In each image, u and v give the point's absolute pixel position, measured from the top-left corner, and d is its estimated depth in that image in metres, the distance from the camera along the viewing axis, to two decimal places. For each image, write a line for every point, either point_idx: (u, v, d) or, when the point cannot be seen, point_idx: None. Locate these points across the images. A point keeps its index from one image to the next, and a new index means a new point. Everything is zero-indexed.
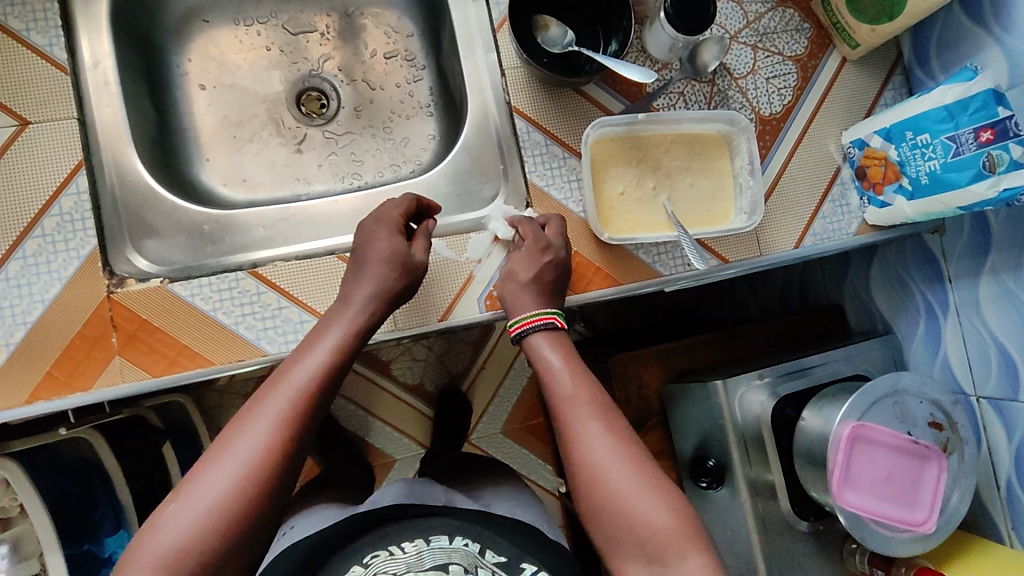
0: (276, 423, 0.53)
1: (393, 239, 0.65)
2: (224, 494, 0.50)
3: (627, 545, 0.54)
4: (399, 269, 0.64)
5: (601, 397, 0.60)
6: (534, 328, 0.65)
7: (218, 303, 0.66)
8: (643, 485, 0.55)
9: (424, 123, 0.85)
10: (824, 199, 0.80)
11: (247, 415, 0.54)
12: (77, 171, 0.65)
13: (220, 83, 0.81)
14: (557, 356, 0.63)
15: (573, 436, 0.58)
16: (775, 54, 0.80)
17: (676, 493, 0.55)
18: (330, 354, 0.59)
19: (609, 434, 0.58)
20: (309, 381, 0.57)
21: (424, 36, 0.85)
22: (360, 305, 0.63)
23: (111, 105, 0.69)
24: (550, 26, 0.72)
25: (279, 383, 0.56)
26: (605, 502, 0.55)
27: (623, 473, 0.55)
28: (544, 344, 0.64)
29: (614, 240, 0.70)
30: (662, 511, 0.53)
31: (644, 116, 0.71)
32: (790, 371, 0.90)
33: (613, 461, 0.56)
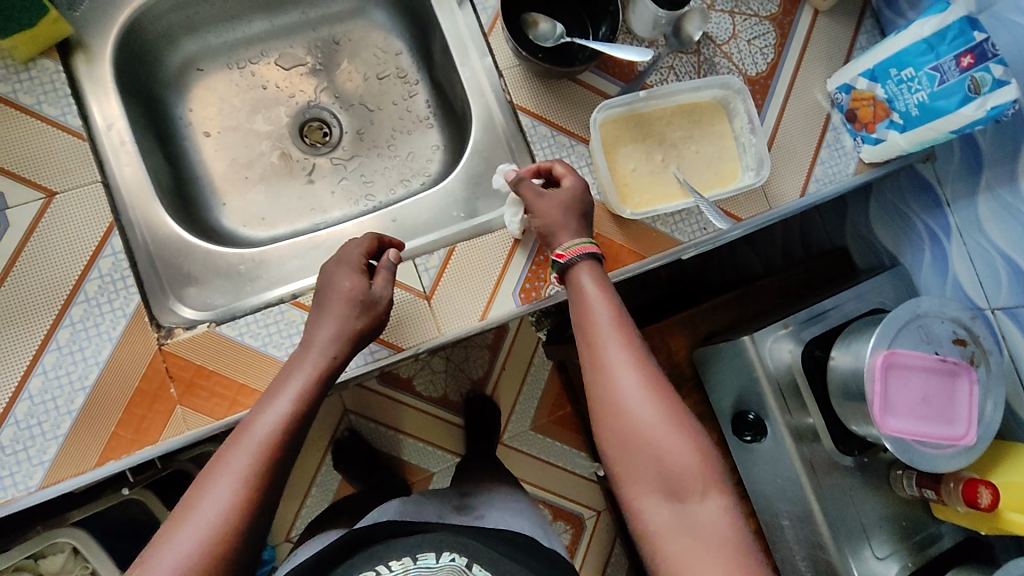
0: (241, 484, 0.52)
1: (354, 278, 0.65)
2: (188, 557, 0.49)
3: (646, 476, 0.57)
4: (361, 309, 0.64)
5: (631, 333, 0.61)
6: (585, 256, 0.64)
7: (267, 337, 0.68)
8: (676, 426, 0.57)
9: (426, 135, 0.87)
10: (820, 145, 0.83)
11: (211, 477, 0.53)
12: (111, 233, 0.66)
13: (223, 128, 0.83)
14: (597, 290, 0.63)
15: (602, 368, 0.59)
16: (752, 16, 0.84)
17: (700, 433, 0.58)
18: (300, 400, 0.58)
19: (639, 370, 0.59)
20: (274, 435, 0.55)
21: (413, 51, 0.87)
22: (322, 348, 0.62)
23: (130, 163, 0.71)
24: (539, 23, 0.76)
25: (243, 439, 0.55)
26: (634, 434, 0.57)
27: (647, 409, 0.57)
28: (585, 274, 0.63)
29: (636, 214, 0.72)
30: (690, 453, 0.57)
31: (645, 94, 0.74)
32: (811, 317, 0.92)
33: (643, 400, 0.58)
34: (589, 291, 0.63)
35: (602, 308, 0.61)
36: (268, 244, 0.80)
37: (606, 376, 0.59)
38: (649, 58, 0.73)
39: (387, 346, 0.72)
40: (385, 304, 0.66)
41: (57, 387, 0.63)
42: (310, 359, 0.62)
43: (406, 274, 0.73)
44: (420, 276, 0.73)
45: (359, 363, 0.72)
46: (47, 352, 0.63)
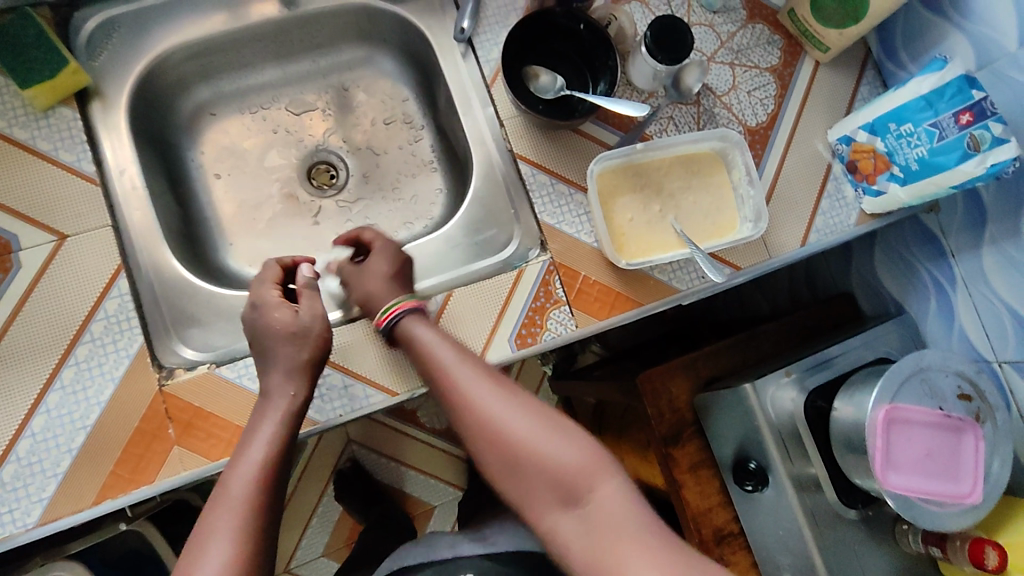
0: (240, 537, 0.52)
1: (279, 311, 0.65)
2: None
3: (538, 486, 0.57)
4: (296, 340, 0.64)
5: (477, 361, 0.64)
6: (402, 314, 0.67)
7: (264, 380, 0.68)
8: (550, 430, 0.59)
9: (430, 179, 0.89)
10: (821, 195, 0.84)
11: (200, 539, 0.52)
12: (118, 275, 0.68)
13: (234, 170, 0.86)
14: (427, 326, 0.66)
15: (460, 398, 0.61)
16: (752, 68, 0.85)
17: (580, 433, 0.59)
18: (275, 446, 0.59)
19: (496, 390, 0.61)
20: (257, 484, 0.55)
21: (419, 98, 0.90)
22: (281, 392, 0.62)
23: (140, 207, 0.73)
24: (540, 75, 0.77)
25: (223, 495, 0.54)
26: (511, 450, 0.58)
27: (520, 423, 0.59)
28: (413, 321, 0.66)
29: (632, 265, 0.73)
30: (577, 452, 0.58)
31: (643, 146, 0.75)
32: (815, 364, 0.91)
33: (510, 412, 0.59)
34: (420, 329, 0.66)
35: (435, 340, 0.64)
36: None
37: (461, 399, 0.61)
38: (645, 112, 0.74)
39: (383, 391, 0.71)
40: (319, 330, 0.65)
41: (58, 426, 0.64)
42: (273, 406, 0.62)
43: None
44: None
45: (352, 407, 0.71)
46: (51, 391, 0.65)
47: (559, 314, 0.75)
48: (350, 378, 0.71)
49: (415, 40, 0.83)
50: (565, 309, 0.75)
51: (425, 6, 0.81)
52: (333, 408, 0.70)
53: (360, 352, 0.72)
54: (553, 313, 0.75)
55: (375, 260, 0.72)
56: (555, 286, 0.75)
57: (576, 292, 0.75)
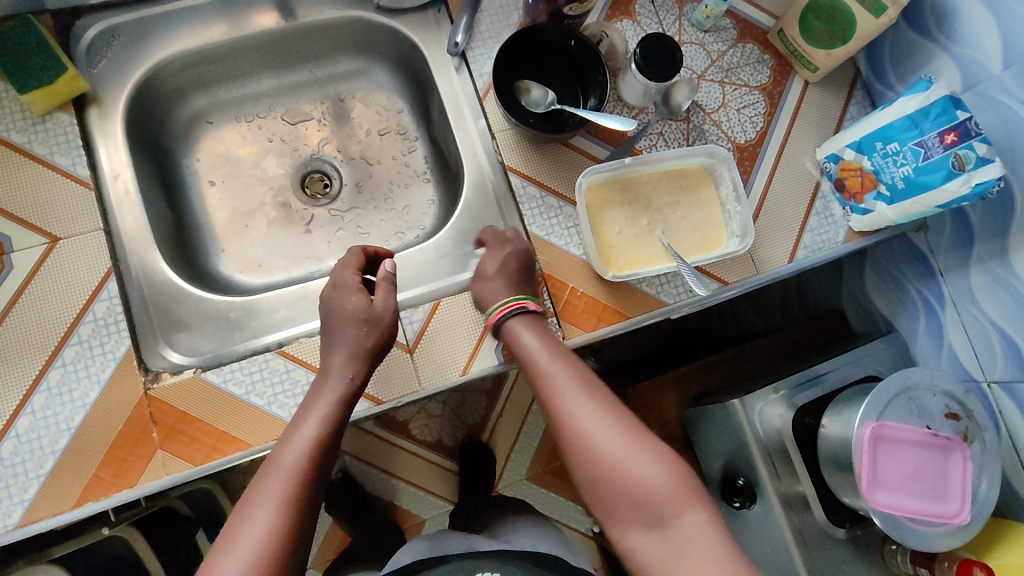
0: (281, 505, 0.54)
1: (357, 297, 0.68)
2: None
3: (625, 506, 0.57)
4: (366, 325, 0.67)
5: (578, 368, 0.64)
6: (508, 314, 0.68)
7: (250, 386, 0.69)
8: (640, 445, 0.58)
9: (422, 190, 0.90)
10: (809, 212, 0.84)
11: (250, 503, 0.54)
12: (108, 278, 0.69)
13: (228, 177, 0.87)
14: (534, 336, 0.67)
15: (562, 410, 0.61)
16: (742, 86, 0.86)
17: (666, 450, 0.59)
18: (327, 423, 0.61)
19: (591, 400, 0.61)
20: (305, 458, 0.58)
21: (413, 110, 0.91)
22: (339, 372, 0.65)
23: (132, 212, 0.73)
24: (531, 89, 0.78)
25: (275, 465, 0.57)
26: (602, 464, 0.58)
27: (614, 438, 0.59)
28: (522, 324, 0.68)
29: (618, 277, 0.74)
30: (656, 467, 0.57)
31: (630, 160, 0.76)
32: (804, 381, 0.91)
33: (612, 428, 0.59)
34: (526, 339, 0.66)
35: (542, 354, 0.65)
36: (262, 291, 0.83)
37: (563, 417, 0.61)
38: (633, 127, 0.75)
39: (369, 400, 0.72)
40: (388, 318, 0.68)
41: (43, 427, 0.65)
42: (329, 385, 0.65)
43: None
44: (404, 329, 0.73)
45: None
46: (37, 392, 0.65)
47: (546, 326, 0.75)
48: None
49: (410, 53, 0.85)
50: (553, 320, 0.75)
51: (420, 20, 0.83)
52: None
53: None
54: None
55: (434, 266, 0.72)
56: (543, 297, 0.75)
57: (564, 304, 0.76)
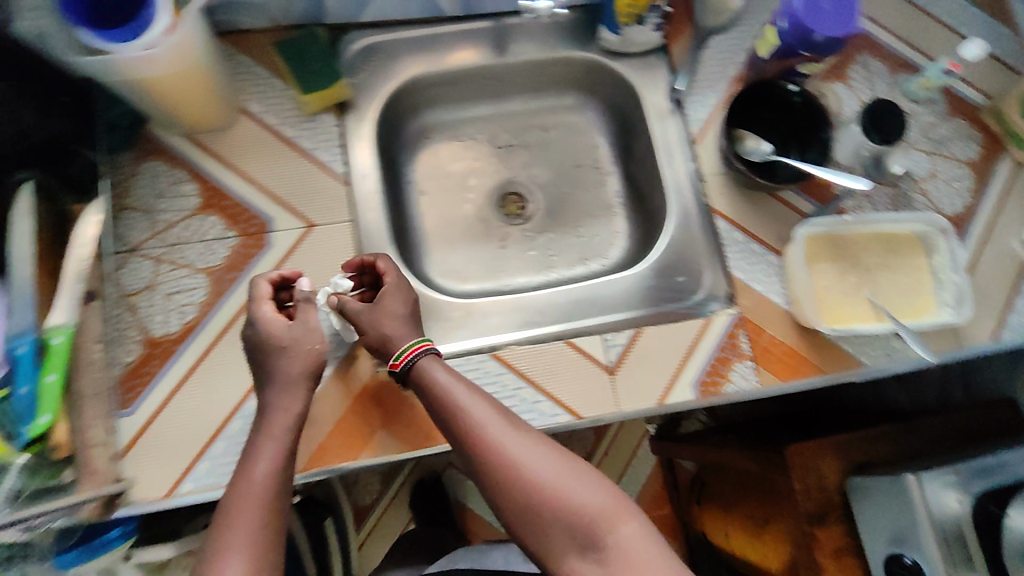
0: (252, 552, 0.53)
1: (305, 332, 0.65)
2: None
3: (558, 530, 0.54)
4: (289, 352, 0.64)
5: (497, 403, 0.61)
6: (422, 354, 0.64)
7: (466, 382, 0.73)
8: (573, 472, 0.56)
9: (613, 222, 0.94)
10: (1015, 292, 0.83)
11: (214, 553, 0.52)
12: None
13: (437, 188, 0.93)
14: (443, 372, 0.63)
15: (484, 442, 0.57)
16: (951, 160, 0.87)
17: (599, 474, 0.57)
18: (279, 458, 0.59)
19: (520, 433, 0.58)
20: (271, 493, 0.56)
21: (612, 146, 0.96)
22: (294, 401, 0.63)
23: (373, 209, 0.80)
24: (745, 139, 0.80)
25: (246, 491, 0.56)
26: (530, 498, 0.55)
27: (544, 465, 0.56)
28: (431, 365, 0.64)
29: (835, 330, 0.74)
30: (596, 491, 0.55)
31: (852, 217, 0.78)
32: (983, 467, 0.85)
33: (547, 458, 0.56)
34: (438, 374, 0.62)
35: (450, 384, 0.61)
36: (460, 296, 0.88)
37: (487, 448, 0.57)
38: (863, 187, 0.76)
39: (568, 412, 0.73)
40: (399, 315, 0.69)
41: None
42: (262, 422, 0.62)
43: (594, 346, 0.75)
44: (607, 350, 0.75)
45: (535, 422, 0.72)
46: None
47: (742, 368, 0.75)
48: (540, 396, 0.73)
49: (624, 93, 0.90)
50: (749, 364, 0.75)
51: (642, 63, 0.89)
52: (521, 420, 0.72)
53: (550, 371, 0.74)
54: (737, 367, 0.75)
55: (389, 302, 0.69)
56: (742, 339, 0.76)
57: (761, 348, 0.76)
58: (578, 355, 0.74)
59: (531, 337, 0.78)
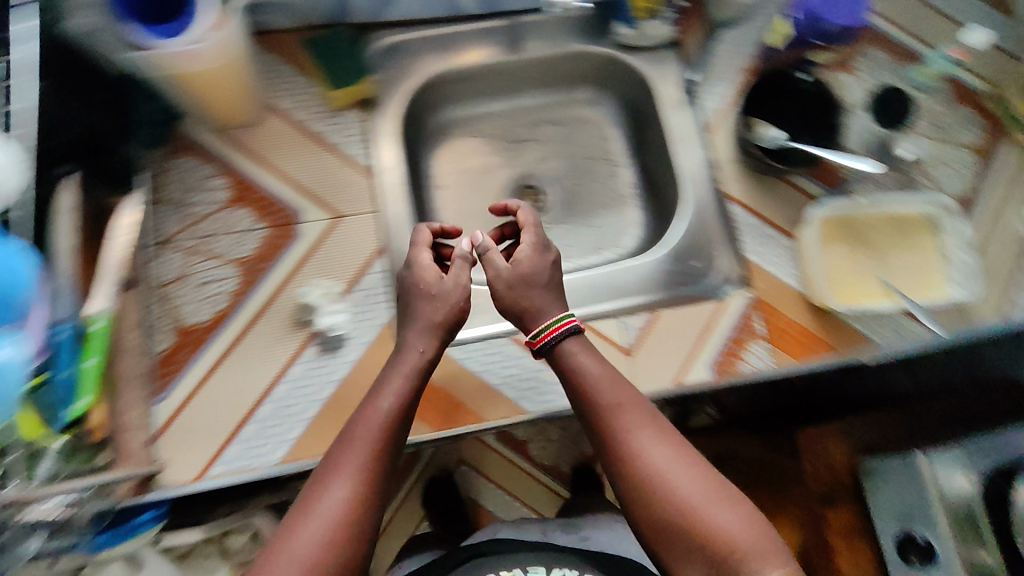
0: (357, 478, 0.55)
1: (451, 290, 0.67)
2: (314, 556, 0.51)
3: (661, 517, 0.56)
4: (435, 301, 0.66)
5: (640, 400, 0.62)
6: (563, 334, 0.66)
7: (488, 365, 0.74)
8: (683, 460, 0.58)
9: (629, 213, 0.96)
10: None
11: (323, 477, 0.55)
12: (377, 254, 0.77)
13: (455, 182, 0.96)
14: (591, 358, 0.65)
15: (625, 444, 0.59)
16: (956, 144, 0.88)
17: (702, 460, 0.59)
18: (406, 398, 0.60)
19: (648, 428, 0.60)
20: (363, 486, 0.54)
21: (625, 139, 0.98)
22: (414, 345, 0.64)
23: (397, 201, 0.82)
24: (757, 126, 0.82)
25: (340, 471, 0.55)
26: (638, 480, 0.57)
27: (689, 478, 0.57)
28: (575, 347, 0.66)
29: (848, 309, 0.77)
30: (696, 481, 0.57)
31: (864, 200, 0.81)
32: None
33: (662, 454, 0.58)
34: (587, 362, 0.64)
35: (603, 376, 0.63)
36: None
37: (629, 453, 0.59)
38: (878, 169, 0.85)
39: None
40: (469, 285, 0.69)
41: (315, 375, 0.71)
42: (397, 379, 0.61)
43: (613, 330, 0.78)
44: (625, 332, 0.78)
45: (554, 403, 0.73)
46: (309, 346, 0.72)
47: (757, 349, 0.77)
48: None
49: (637, 86, 0.93)
50: (763, 345, 0.78)
51: (655, 57, 0.91)
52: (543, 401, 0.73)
53: None
54: (752, 348, 0.77)
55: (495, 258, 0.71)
56: (757, 321, 0.78)
57: (776, 330, 0.78)
58: (599, 337, 0.77)
59: None
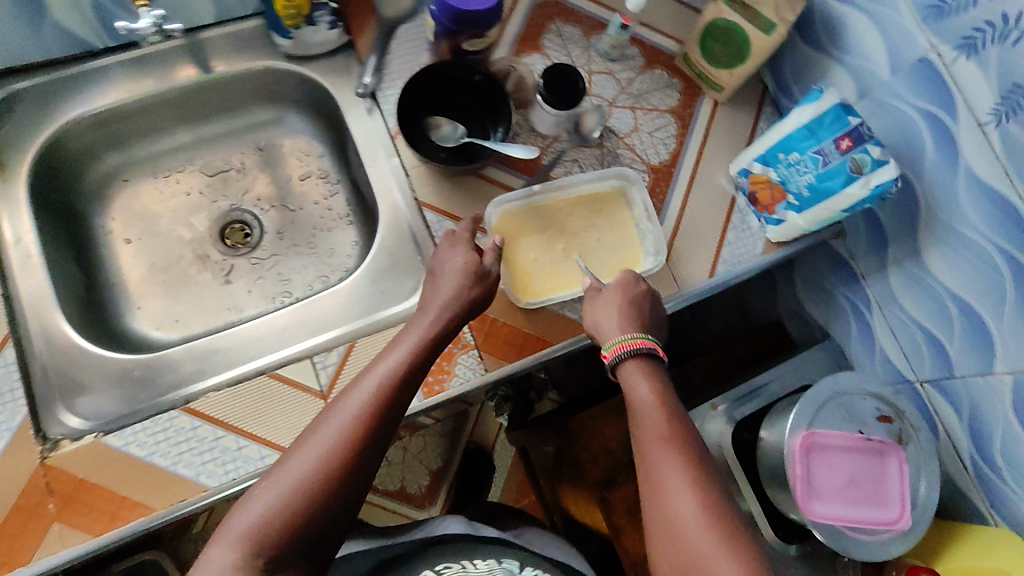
0: (302, 472, 0.57)
1: (467, 256, 0.72)
2: (254, 532, 0.54)
3: (665, 551, 0.57)
4: (471, 280, 0.70)
5: (677, 415, 0.64)
6: (626, 351, 0.67)
7: (155, 446, 0.67)
8: (672, 472, 0.59)
9: (345, 232, 0.89)
10: (726, 227, 0.86)
11: (283, 459, 0.58)
12: (5, 345, 0.68)
13: (143, 234, 0.86)
14: (645, 383, 0.65)
15: (654, 478, 0.60)
16: (652, 111, 0.88)
17: (710, 473, 0.60)
18: (394, 369, 0.64)
19: (677, 458, 0.60)
20: (339, 445, 0.58)
21: (330, 153, 0.91)
22: (419, 325, 0.68)
23: (34, 276, 0.73)
24: (441, 125, 0.80)
25: (306, 449, 0.58)
26: (656, 522, 0.58)
27: (683, 501, 0.57)
28: (633, 370, 0.67)
29: (534, 304, 0.75)
30: (686, 494, 0.58)
31: (539, 188, 0.78)
32: (742, 395, 0.93)
33: (674, 479, 0.59)
34: (639, 388, 0.65)
35: (649, 402, 0.64)
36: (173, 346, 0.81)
37: (654, 486, 0.59)
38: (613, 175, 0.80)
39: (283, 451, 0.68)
40: (494, 276, 0.72)
41: None
42: (409, 338, 0.67)
43: (302, 373, 0.72)
44: (318, 374, 0.72)
45: (246, 469, 0.67)
46: None
47: (467, 359, 0.75)
48: (245, 439, 0.68)
49: (320, 97, 0.86)
50: (473, 353, 0.75)
51: (328, 65, 0.83)
52: (226, 471, 0.67)
53: (257, 412, 0.70)
54: (461, 359, 0.75)
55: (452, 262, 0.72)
56: (464, 331, 0.76)
57: (485, 335, 0.76)
58: (282, 386, 0.71)
59: (240, 376, 0.73)
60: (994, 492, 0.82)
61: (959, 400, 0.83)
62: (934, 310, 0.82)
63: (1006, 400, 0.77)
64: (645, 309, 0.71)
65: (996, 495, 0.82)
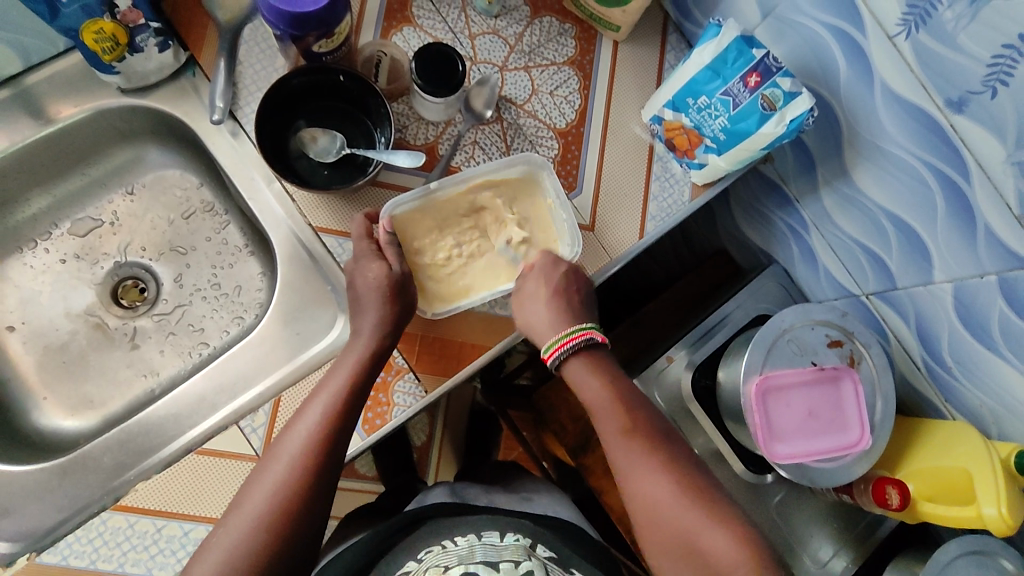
0: (281, 489, 0.54)
1: (379, 266, 0.64)
2: (244, 542, 0.52)
3: (657, 529, 0.59)
4: (391, 292, 0.63)
5: (632, 415, 0.64)
6: (573, 347, 0.66)
7: (93, 555, 0.63)
8: (648, 466, 0.61)
9: (249, 264, 0.82)
10: (650, 178, 0.80)
11: (255, 477, 0.56)
12: None
13: (27, 317, 0.79)
14: (595, 380, 0.65)
15: (625, 471, 0.62)
16: (549, 66, 0.80)
17: (679, 468, 0.61)
18: (352, 376, 0.61)
19: (652, 458, 0.61)
20: (310, 446, 0.57)
21: (212, 183, 0.82)
22: (370, 335, 0.63)
23: None
24: (317, 137, 0.72)
25: (275, 456, 0.56)
26: (639, 505, 0.60)
27: (662, 485, 0.60)
28: (580, 366, 0.66)
29: (440, 313, 0.69)
30: (660, 481, 0.60)
31: (435, 184, 0.69)
32: (702, 334, 0.92)
33: (642, 470, 0.61)
34: (590, 386, 0.65)
35: (604, 401, 0.64)
36: (90, 434, 0.75)
37: (630, 479, 0.61)
38: (525, 161, 0.72)
39: None
40: (408, 272, 0.66)
41: None
42: (358, 347, 0.63)
43: (232, 442, 0.66)
44: (251, 440, 0.67)
45: None
46: None
47: (404, 385, 0.70)
48: (189, 524, 0.64)
49: (179, 128, 0.76)
50: (410, 377, 0.71)
51: (175, 91, 0.74)
52: (177, 562, 0.63)
53: (195, 492, 0.65)
54: (398, 386, 0.70)
55: (360, 271, 0.65)
56: (395, 356, 0.71)
57: (418, 355, 0.71)
58: (210, 461, 0.66)
59: (173, 455, 0.69)
60: (947, 389, 0.82)
61: (906, 310, 0.81)
62: (869, 228, 0.79)
63: (949, 307, 0.75)
64: (573, 295, 0.69)
65: (950, 392, 0.82)
